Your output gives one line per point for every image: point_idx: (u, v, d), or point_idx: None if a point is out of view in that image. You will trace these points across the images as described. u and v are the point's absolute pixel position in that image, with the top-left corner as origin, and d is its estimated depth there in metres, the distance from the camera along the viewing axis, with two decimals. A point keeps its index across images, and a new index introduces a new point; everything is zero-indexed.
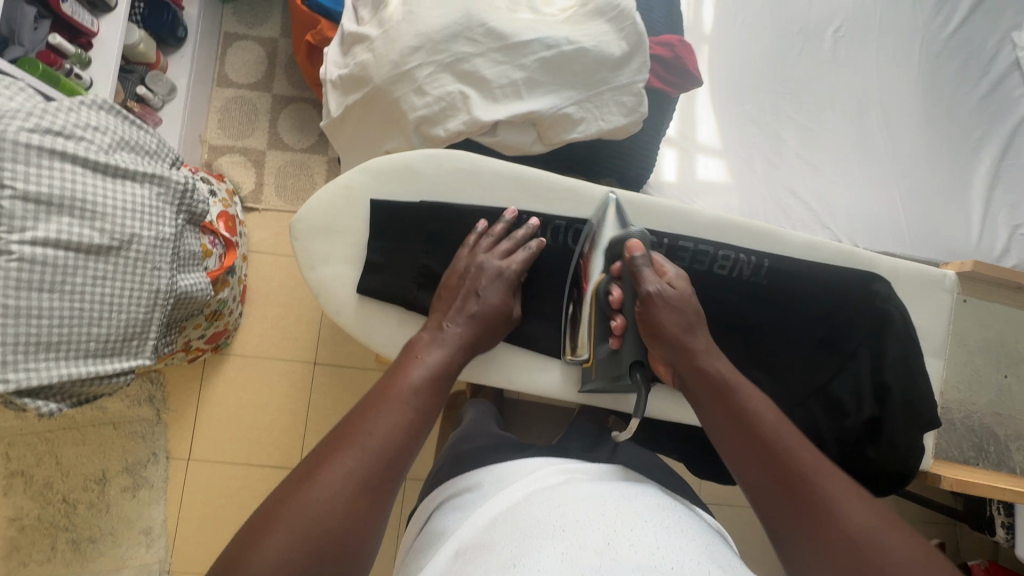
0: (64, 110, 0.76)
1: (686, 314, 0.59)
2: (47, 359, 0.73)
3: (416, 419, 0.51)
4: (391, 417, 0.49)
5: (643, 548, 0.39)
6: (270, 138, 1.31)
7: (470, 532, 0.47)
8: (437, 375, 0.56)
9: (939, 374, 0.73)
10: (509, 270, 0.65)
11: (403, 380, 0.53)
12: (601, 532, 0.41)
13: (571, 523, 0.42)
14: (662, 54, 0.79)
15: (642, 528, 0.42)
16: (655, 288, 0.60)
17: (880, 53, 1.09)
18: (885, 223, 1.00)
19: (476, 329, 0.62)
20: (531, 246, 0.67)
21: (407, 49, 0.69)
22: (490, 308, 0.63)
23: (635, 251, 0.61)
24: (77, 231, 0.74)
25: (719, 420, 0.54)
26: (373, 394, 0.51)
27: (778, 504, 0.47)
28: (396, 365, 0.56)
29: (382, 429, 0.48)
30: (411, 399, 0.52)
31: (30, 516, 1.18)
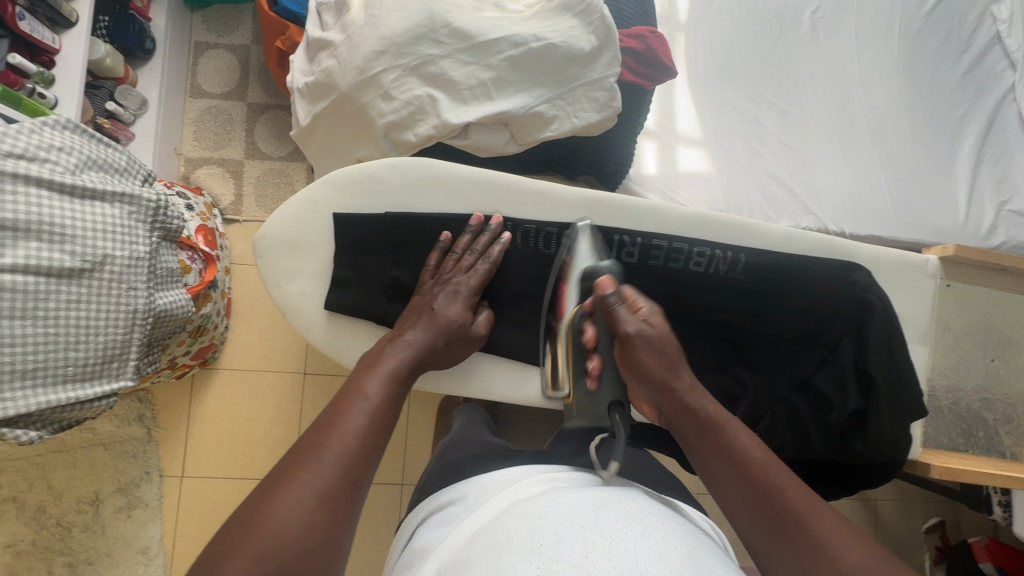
0: (25, 133, 0.74)
1: (666, 356, 0.56)
2: (23, 387, 0.72)
3: (375, 425, 0.50)
4: (348, 429, 0.48)
5: (619, 561, 0.38)
6: (248, 148, 1.29)
7: (450, 551, 0.46)
8: (393, 380, 0.54)
9: (924, 360, 0.72)
10: (469, 282, 0.65)
11: (357, 389, 0.52)
12: (578, 544, 0.39)
13: (549, 534, 0.41)
14: (634, 46, 0.77)
15: (620, 536, 0.40)
16: (632, 327, 0.57)
17: (859, 33, 1.08)
18: (870, 206, 0.99)
19: (433, 343, 0.60)
20: (492, 254, 0.66)
21: (371, 55, 0.67)
22: (447, 322, 0.62)
23: (606, 289, 0.58)
24: (47, 255, 0.72)
25: (712, 464, 0.53)
26: (327, 408, 0.50)
27: (777, 551, 0.47)
28: (354, 378, 0.54)
29: (342, 442, 0.47)
30: (368, 407, 0.50)
31: (24, 542, 1.17)
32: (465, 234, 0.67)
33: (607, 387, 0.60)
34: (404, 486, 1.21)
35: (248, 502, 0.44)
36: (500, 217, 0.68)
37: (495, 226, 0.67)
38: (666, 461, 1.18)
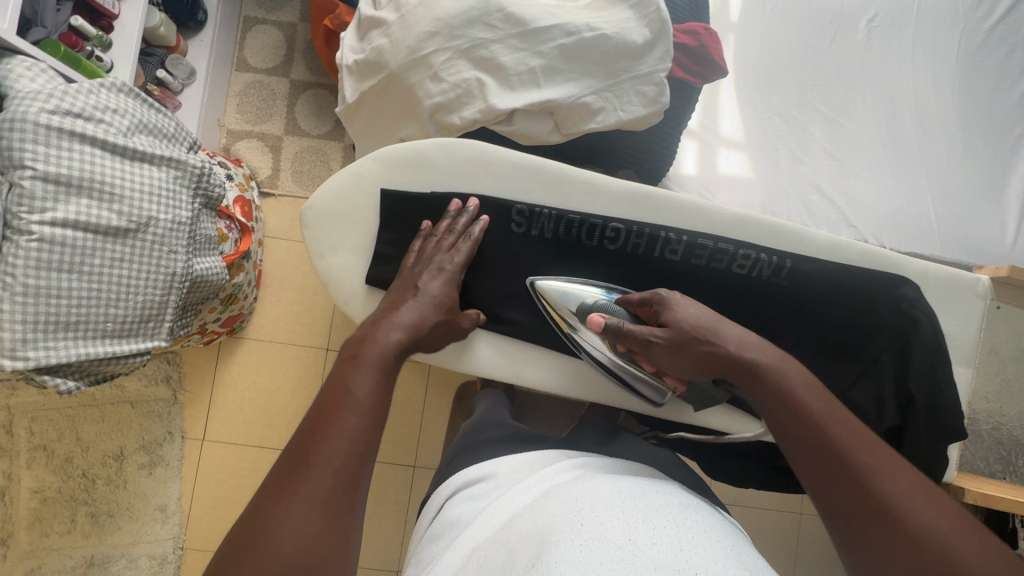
0: (83, 93, 0.76)
1: (698, 351, 0.58)
2: (65, 338, 0.74)
3: (366, 425, 0.50)
4: (342, 438, 0.48)
5: (664, 545, 0.38)
6: (288, 124, 1.31)
7: (487, 529, 0.47)
8: (381, 374, 0.55)
9: (967, 382, 0.70)
10: (451, 260, 0.65)
11: (342, 390, 0.52)
12: (621, 528, 0.40)
13: (589, 515, 0.41)
14: (686, 43, 0.77)
15: (663, 523, 0.41)
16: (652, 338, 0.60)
17: (915, 44, 1.04)
18: (914, 223, 0.97)
19: (424, 319, 0.61)
20: (473, 233, 0.66)
21: (424, 35, 0.68)
22: (437, 300, 0.62)
23: (600, 322, 0.62)
24: (95, 213, 0.74)
25: (780, 416, 0.54)
26: (313, 415, 0.50)
27: (842, 505, 0.48)
28: (336, 379, 0.53)
29: (334, 448, 0.47)
30: (358, 409, 0.51)
31: (52, 489, 1.22)
32: (445, 219, 0.67)
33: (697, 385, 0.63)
34: (416, 468, 1.22)
35: (245, 519, 0.44)
36: (476, 199, 0.68)
37: (473, 208, 0.67)
38: None
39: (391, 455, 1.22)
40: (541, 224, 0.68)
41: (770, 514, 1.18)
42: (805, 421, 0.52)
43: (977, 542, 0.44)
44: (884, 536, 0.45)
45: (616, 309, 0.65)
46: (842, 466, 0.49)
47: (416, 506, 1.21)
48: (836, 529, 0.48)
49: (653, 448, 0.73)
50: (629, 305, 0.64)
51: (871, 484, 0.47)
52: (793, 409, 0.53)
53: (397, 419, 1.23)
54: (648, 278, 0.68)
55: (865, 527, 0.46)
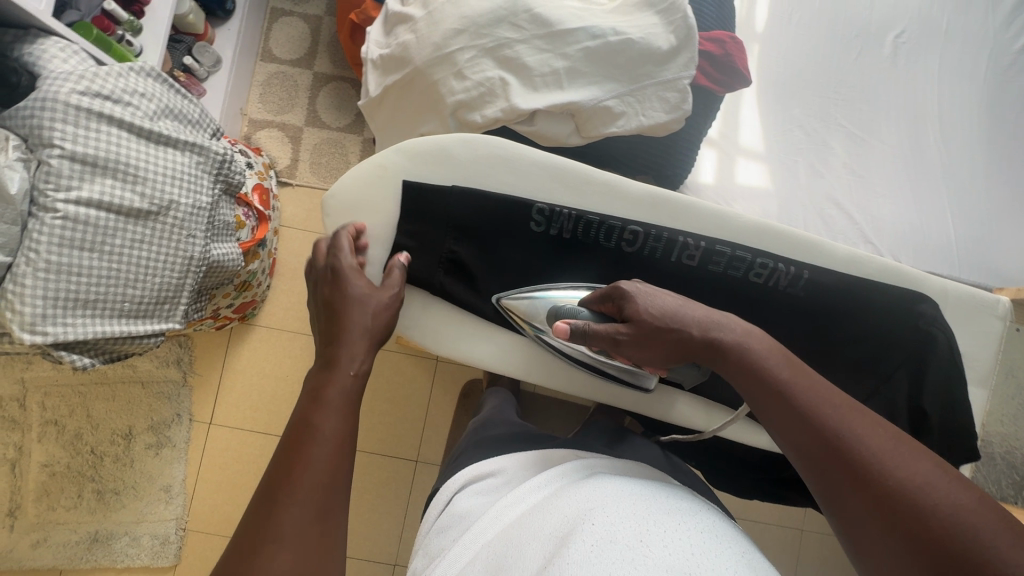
0: (113, 76, 0.77)
1: (661, 340, 0.57)
2: (83, 316, 0.75)
3: (336, 459, 0.50)
4: (313, 473, 0.48)
5: (675, 548, 0.39)
6: (309, 115, 1.32)
7: (498, 523, 0.47)
8: (345, 404, 0.54)
9: (982, 405, 0.69)
10: (341, 263, 0.62)
11: (307, 429, 0.51)
12: (633, 529, 0.40)
13: (600, 516, 0.41)
14: (712, 51, 0.77)
15: (674, 526, 0.41)
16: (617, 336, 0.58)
17: (942, 61, 1.03)
18: (932, 242, 0.96)
19: (357, 322, 0.59)
20: (345, 237, 0.64)
21: (450, 32, 0.68)
22: (356, 298, 0.60)
23: (566, 330, 0.59)
24: (118, 194, 0.75)
25: (753, 390, 0.52)
26: (278, 461, 0.49)
27: (825, 473, 0.47)
28: (300, 414, 0.52)
29: (302, 492, 0.47)
30: (324, 446, 0.50)
31: (60, 464, 1.24)
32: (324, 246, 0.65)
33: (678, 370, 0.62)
34: (418, 464, 1.23)
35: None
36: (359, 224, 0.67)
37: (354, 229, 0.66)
38: None
39: (394, 448, 1.23)
40: (566, 220, 0.67)
41: (771, 528, 1.17)
42: (779, 394, 0.51)
43: (956, 489, 0.43)
44: (866, 501, 0.44)
45: (580, 309, 0.63)
46: (815, 429, 0.48)
47: (417, 500, 1.21)
48: (816, 493, 0.47)
49: (661, 453, 0.72)
50: (591, 302, 0.62)
51: (846, 447, 0.46)
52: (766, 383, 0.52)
53: (403, 413, 1.24)
54: (664, 283, 0.68)
55: (844, 490, 0.45)
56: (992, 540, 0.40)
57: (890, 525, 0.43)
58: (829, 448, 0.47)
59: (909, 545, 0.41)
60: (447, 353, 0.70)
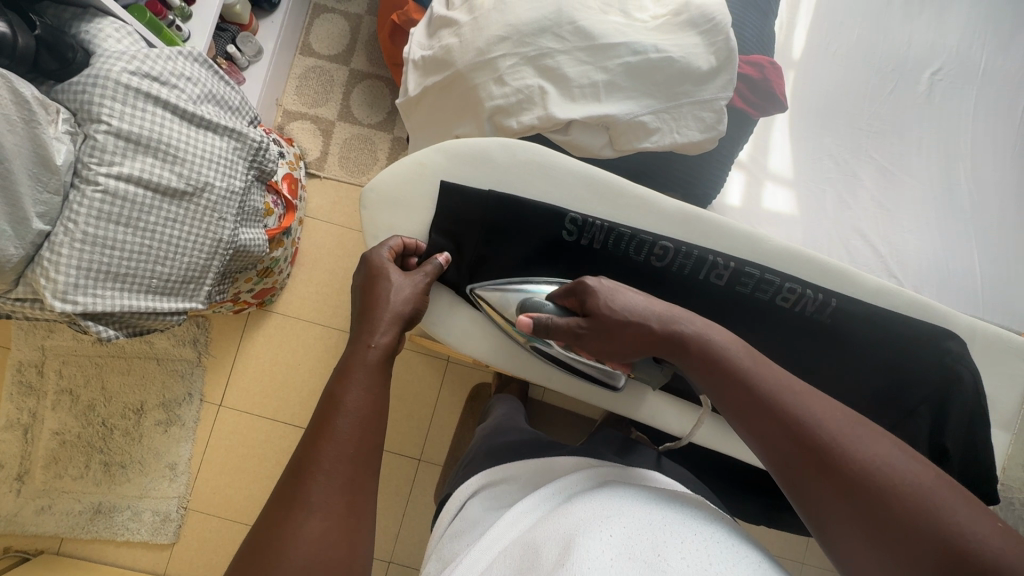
0: (162, 59, 0.79)
1: (619, 333, 0.58)
2: (113, 288, 0.77)
3: (361, 435, 0.51)
4: (335, 444, 0.49)
5: (693, 561, 0.39)
6: (342, 110, 1.35)
7: (515, 532, 0.47)
8: (370, 384, 0.54)
9: (1003, 447, 0.68)
10: (372, 258, 0.65)
11: (332, 407, 0.52)
12: (650, 541, 0.41)
13: (617, 528, 0.41)
14: (750, 74, 0.78)
15: (691, 539, 0.41)
16: (573, 329, 0.59)
17: (978, 102, 1.03)
18: (956, 281, 0.95)
19: (383, 302, 0.61)
20: (396, 244, 0.67)
21: (494, 39, 0.69)
22: (391, 286, 0.62)
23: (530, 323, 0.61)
24: (157, 173, 0.77)
25: (723, 389, 0.52)
26: (304, 439, 0.50)
27: (798, 469, 0.46)
28: (325, 391, 0.54)
29: (326, 463, 0.48)
30: (347, 421, 0.51)
31: (71, 433, 1.25)
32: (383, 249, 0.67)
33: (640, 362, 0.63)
34: (421, 462, 1.23)
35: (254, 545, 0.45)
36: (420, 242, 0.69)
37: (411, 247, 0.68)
38: None
39: (398, 445, 1.23)
40: (597, 231, 0.68)
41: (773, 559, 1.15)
42: (745, 384, 0.51)
43: (915, 467, 0.44)
44: (840, 491, 0.44)
45: (545, 304, 0.64)
46: (785, 423, 0.48)
47: (417, 499, 1.21)
48: (789, 491, 0.47)
49: (672, 470, 0.72)
50: (557, 297, 0.63)
51: (817, 437, 0.46)
52: (731, 374, 0.52)
53: (410, 410, 1.25)
54: (689, 299, 0.68)
55: (819, 485, 0.45)
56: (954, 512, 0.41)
57: (860, 507, 0.43)
58: (794, 436, 0.47)
59: (877, 524, 0.42)
60: (472, 352, 0.70)
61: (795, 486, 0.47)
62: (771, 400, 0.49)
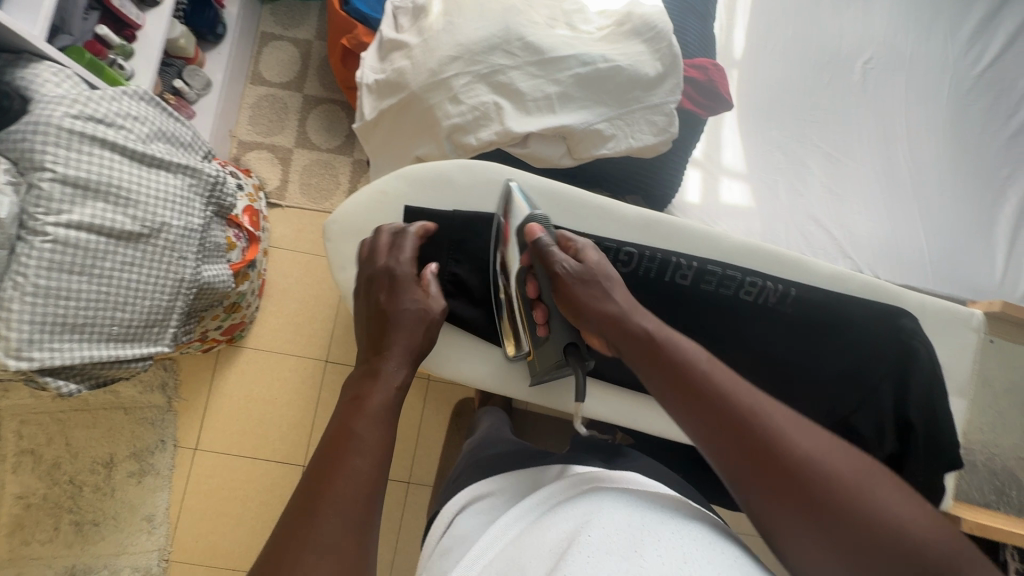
0: (107, 99, 0.77)
1: (592, 301, 0.56)
2: (71, 340, 0.74)
3: (377, 471, 0.46)
4: (350, 478, 0.45)
5: (669, 557, 0.40)
6: (299, 137, 1.33)
7: (501, 541, 0.47)
8: (386, 415, 0.50)
9: (962, 412, 0.72)
10: (389, 269, 0.62)
11: (346, 434, 0.48)
12: (627, 540, 0.41)
13: (594, 530, 0.42)
14: (696, 77, 0.81)
15: (670, 538, 0.42)
16: (561, 266, 0.59)
17: (908, 86, 1.09)
18: (906, 256, 1.00)
19: (399, 330, 0.57)
20: (414, 232, 0.65)
21: (445, 59, 0.70)
22: (406, 311, 0.59)
23: (537, 235, 0.61)
24: (110, 217, 0.75)
25: (683, 401, 0.48)
26: (317, 463, 0.46)
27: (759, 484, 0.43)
28: (340, 419, 0.49)
29: (341, 495, 0.44)
30: (365, 455, 0.46)
31: (36, 495, 1.19)
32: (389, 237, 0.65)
33: (557, 333, 0.64)
34: (410, 485, 1.21)
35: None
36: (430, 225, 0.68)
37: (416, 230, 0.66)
38: None
39: None
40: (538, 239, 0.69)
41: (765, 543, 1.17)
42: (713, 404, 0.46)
43: (893, 491, 0.42)
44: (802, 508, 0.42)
45: (550, 228, 0.64)
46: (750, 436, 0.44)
47: (410, 523, 1.19)
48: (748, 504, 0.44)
49: (657, 468, 0.73)
50: (559, 233, 0.63)
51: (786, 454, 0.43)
52: (694, 385, 0.48)
53: None
54: (659, 302, 0.70)
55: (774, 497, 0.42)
56: (938, 544, 0.41)
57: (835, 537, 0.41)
58: (762, 456, 0.43)
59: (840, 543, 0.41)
60: (454, 372, 0.70)
61: (753, 499, 0.43)
62: (748, 432, 0.44)
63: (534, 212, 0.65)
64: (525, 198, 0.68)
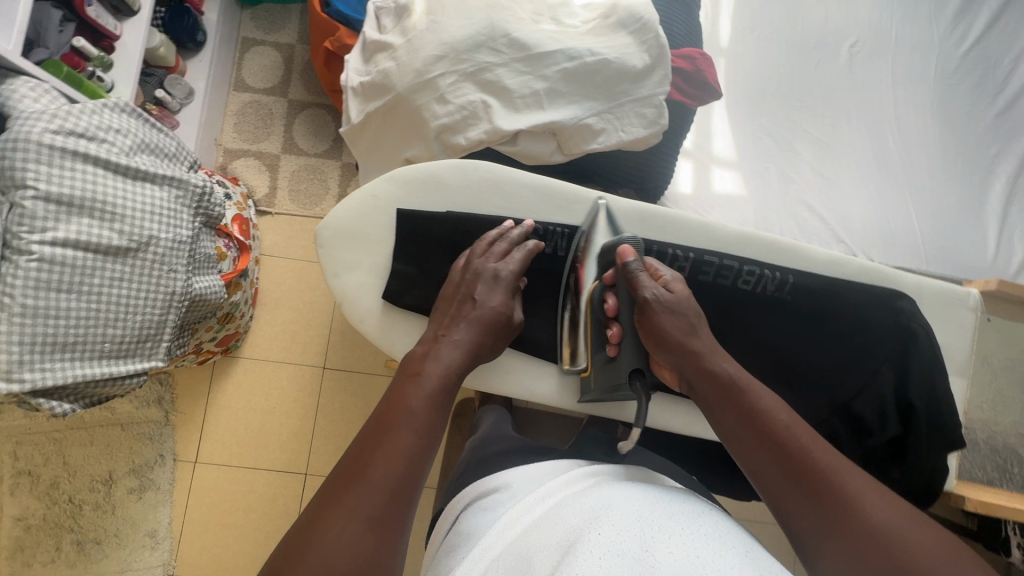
0: (87, 113, 0.76)
1: (666, 331, 0.57)
2: (62, 360, 0.72)
3: (422, 445, 0.47)
4: (398, 443, 0.46)
5: (681, 554, 0.36)
6: (285, 143, 1.32)
7: (505, 537, 0.46)
8: (437, 393, 0.51)
9: (962, 392, 0.72)
10: (476, 264, 0.64)
11: (401, 403, 0.49)
12: (638, 538, 0.38)
13: (603, 529, 0.39)
14: (683, 67, 0.81)
15: (682, 534, 0.38)
16: (649, 293, 0.59)
17: (895, 68, 1.09)
18: (900, 237, 1.00)
19: (471, 321, 0.59)
20: (528, 245, 0.66)
21: (431, 59, 0.69)
22: (483, 304, 0.60)
23: (627, 256, 0.61)
24: (96, 232, 0.73)
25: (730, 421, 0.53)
26: (371, 425, 0.48)
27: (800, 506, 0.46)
28: (396, 390, 0.51)
29: (387, 460, 0.45)
30: (414, 428, 0.48)
31: (35, 516, 1.17)
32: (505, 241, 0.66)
33: (625, 356, 0.62)
34: None
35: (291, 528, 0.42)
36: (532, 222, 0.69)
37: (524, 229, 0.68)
38: None
39: None
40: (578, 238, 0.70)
41: (770, 530, 1.18)
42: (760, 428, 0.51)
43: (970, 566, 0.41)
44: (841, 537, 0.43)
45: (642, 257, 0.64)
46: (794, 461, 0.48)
47: (416, 526, 1.19)
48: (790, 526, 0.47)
49: (661, 462, 0.73)
50: (649, 263, 0.64)
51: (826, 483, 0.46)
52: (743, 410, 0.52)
53: None
54: None
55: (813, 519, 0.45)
56: None
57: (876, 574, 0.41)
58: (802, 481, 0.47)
59: None
60: None
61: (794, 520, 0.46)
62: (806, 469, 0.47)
63: (623, 236, 0.66)
64: (611, 222, 0.70)
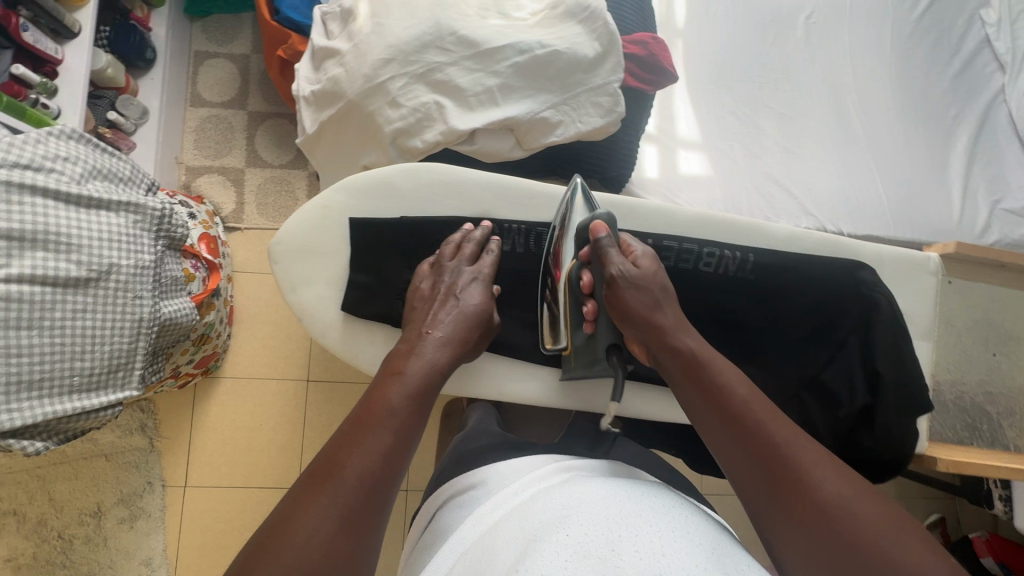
0: (32, 143, 0.74)
1: (632, 307, 0.58)
2: (31, 398, 0.70)
3: (399, 447, 0.46)
4: (376, 441, 0.45)
5: (646, 553, 0.36)
6: (248, 156, 1.29)
7: (473, 533, 0.46)
8: (417, 393, 0.50)
9: (928, 356, 0.73)
10: (453, 266, 0.63)
11: (380, 401, 0.48)
12: (604, 536, 0.38)
13: (571, 531, 0.38)
14: (637, 53, 0.80)
15: (648, 531, 0.38)
16: (617, 269, 0.59)
17: (851, 37, 1.10)
18: (866, 205, 1.01)
19: (451, 320, 0.58)
20: (492, 247, 0.66)
21: (379, 62, 0.68)
22: (463, 302, 0.59)
23: (600, 232, 0.62)
24: (53, 265, 0.71)
25: (693, 397, 0.53)
26: (350, 423, 0.46)
27: (753, 479, 0.46)
28: (376, 388, 0.50)
29: (363, 461, 0.43)
30: (395, 427, 0.46)
31: (25, 556, 1.15)
32: (470, 244, 0.65)
33: (602, 331, 0.66)
34: (409, 493, 1.20)
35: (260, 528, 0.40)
36: (489, 222, 0.69)
37: (484, 230, 0.67)
38: (673, 463, 1.19)
39: None
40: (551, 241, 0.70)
41: None
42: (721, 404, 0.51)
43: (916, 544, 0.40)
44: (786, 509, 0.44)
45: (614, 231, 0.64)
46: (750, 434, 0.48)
47: None
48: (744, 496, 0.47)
49: (643, 449, 0.74)
50: (623, 239, 0.64)
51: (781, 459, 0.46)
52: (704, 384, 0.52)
53: None
54: None
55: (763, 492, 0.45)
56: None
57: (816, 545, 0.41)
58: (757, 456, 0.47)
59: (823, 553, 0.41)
60: None
61: (746, 493, 0.47)
62: (759, 441, 0.47)
63: (596, 212, 0.65)
64: (587, 198, 0.67)
